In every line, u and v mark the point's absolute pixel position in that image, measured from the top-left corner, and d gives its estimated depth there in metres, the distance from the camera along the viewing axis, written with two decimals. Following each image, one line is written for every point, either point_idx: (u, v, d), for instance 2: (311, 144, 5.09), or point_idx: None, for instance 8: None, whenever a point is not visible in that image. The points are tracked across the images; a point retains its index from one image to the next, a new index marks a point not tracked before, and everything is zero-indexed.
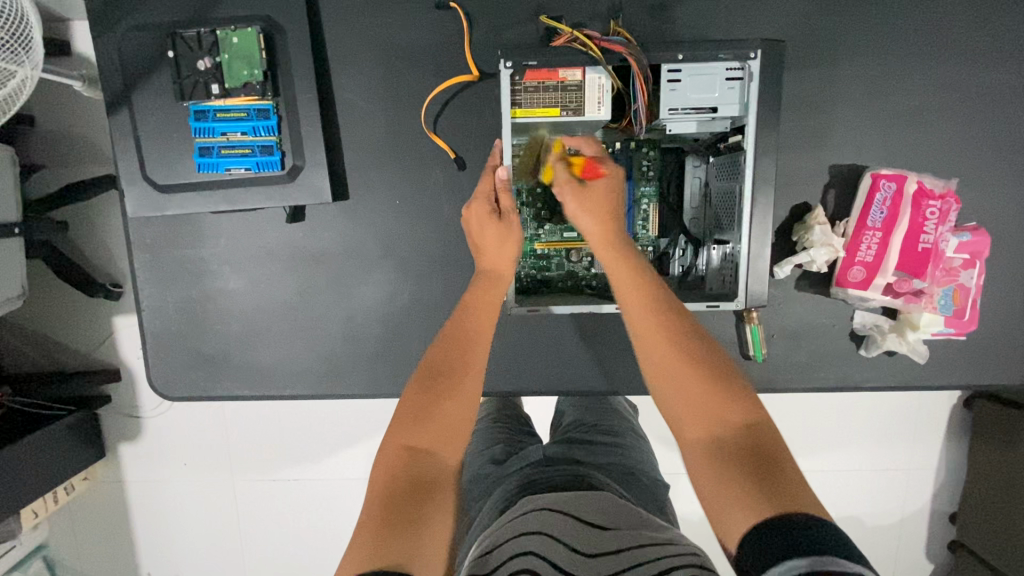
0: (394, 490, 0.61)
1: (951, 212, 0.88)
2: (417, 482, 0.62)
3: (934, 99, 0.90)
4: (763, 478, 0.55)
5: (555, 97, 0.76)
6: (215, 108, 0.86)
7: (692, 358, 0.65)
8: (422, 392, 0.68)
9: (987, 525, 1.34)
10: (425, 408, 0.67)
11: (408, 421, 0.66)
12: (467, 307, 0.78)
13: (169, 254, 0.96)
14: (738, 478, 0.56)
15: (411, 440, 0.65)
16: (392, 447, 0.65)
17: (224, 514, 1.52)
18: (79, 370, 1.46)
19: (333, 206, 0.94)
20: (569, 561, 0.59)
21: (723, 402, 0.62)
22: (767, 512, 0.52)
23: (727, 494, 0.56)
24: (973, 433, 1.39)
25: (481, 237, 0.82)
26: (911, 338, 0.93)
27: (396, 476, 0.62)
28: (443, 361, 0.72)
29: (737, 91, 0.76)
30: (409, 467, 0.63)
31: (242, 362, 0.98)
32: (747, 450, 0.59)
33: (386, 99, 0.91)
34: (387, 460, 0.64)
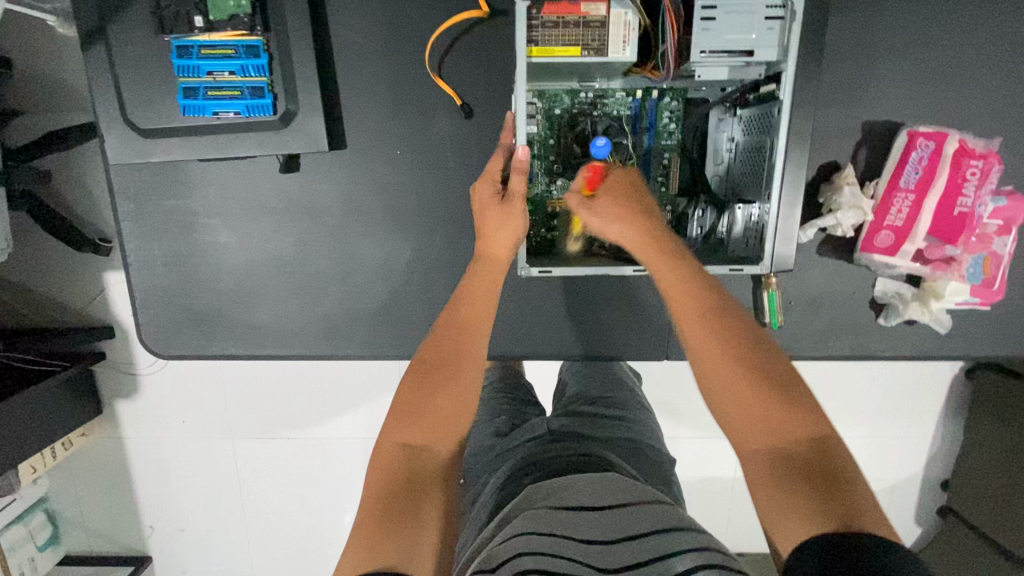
0: (388, 486, 0.61)
1: (993, 173, 0.82)
2: (411, 477, 0.62)
3: (982, 50, 0.83)
4: (826, 491, 0.53)
5: (575, 35, 0.69)
6: (199, 44, 0.78)
7: (747, 365, 0.62)
8: (415, 387, 0.69)
9: (981, 494, 1.35)
10: (419, 402, 0.68)
11: (403, 417, 0.67)
12: (465, 289, 0.77)
13: (156, 205, 0.90)
14: (797, 490, 0.54)
15: (406, 436, 0.66)
16: (386, 444, 0.65)
17: (223, 473, 1.52)
18: (70, 326, 1.42)
19: (330, 156, 0.88)
20: (584, 553, 0.57)
21: (779, 406, 0.60)
22: (828, 525, 0.50)
23: (785, 505, 0.54)
24: (976, 404, 1.39)
25: (481, 219, 0.79)
26: (934, 307, 0.89)
27: (389, 473, 0.62)
28: (438, 353, 0.72)
29: (776, 33, 0.68)
30: (404, 463, 0.63)
31: (236, 320, 0.94)
32: (809, 460, 0.56)
33: (387, 38, 0.83)
34: (382, 457, 0.64)
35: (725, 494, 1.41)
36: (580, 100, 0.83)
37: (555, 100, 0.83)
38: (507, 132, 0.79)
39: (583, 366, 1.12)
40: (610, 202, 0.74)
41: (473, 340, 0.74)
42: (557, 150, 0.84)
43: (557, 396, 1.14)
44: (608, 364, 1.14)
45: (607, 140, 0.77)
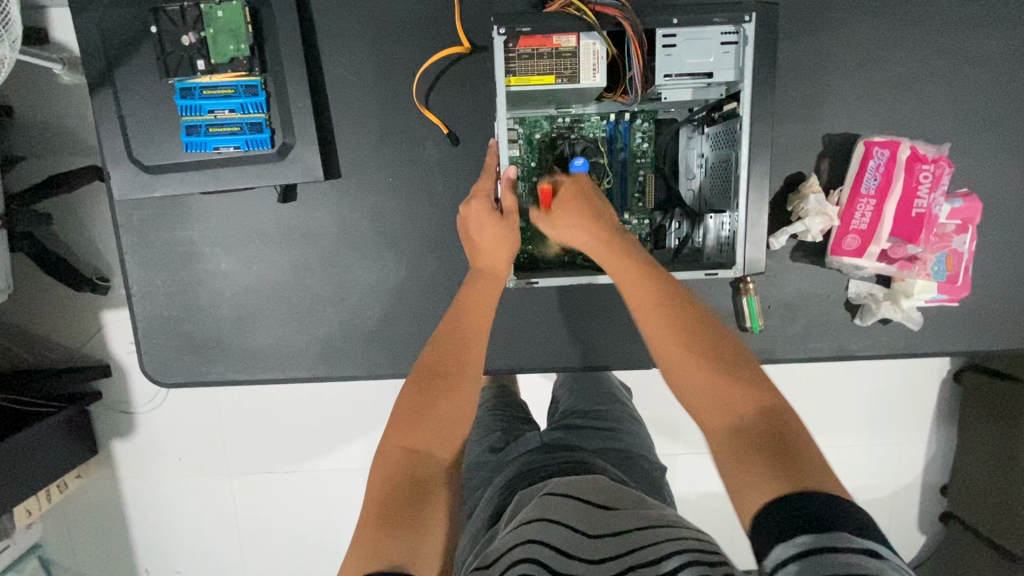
0: (391, 489, 0.63)
1: (944, 177, 0.88)
2: (413, 481, 0.64)
3: (925, 66, 0.90)
4: (778, 456, 0.56)
5: (548, 65, 0.75)
6: (202, 85, 0.84)
7: (707, 348, 0.66)
8: (421, 393, 0.71)
9: (979, 495, 1.37)
10: (424, 408, 0.70)
11: (406, 422, 0.69)
12: (460, 305, 0.81)
13: (157, 238, 0.94)
14: (753, 458, 0.56)
15: (408, 440, 0.68)
16: (390, 446, 0.68)
17: (222, 508, 1.51)
18: (68, 365, 1.44)
19: (325, 184, 0.93)
20: (579, 544, 0.59)
21: (732, 381, 0.63)
22: (782, 489, 0.52)
23: (742, 474, 0.56)
24: (964, 404, 1.42)
25: (476, 233, 0.84)
26: (905, 305, 0.94)
27: (392, 475, 0.65)
28: (442, 361, 0.75)
29: (732, 56, 0.75)
30: (407, 468, 0.65)
31: (236, 346, 0.97)
32: (762, 431, 0.59)
33: (376, 75, 0.89)
34: (385, 458, 0.67)
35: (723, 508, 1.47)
36: (558, 125, 0.89)
37: (535, 125, 0.89)
38: (491, 157, 0.86)
39: (574, 382, 1.15)
40: (557, 216, 0.81)
41: (470, 349, 0.77)
42: (538, 171, 0.90)
43: (550, 413, 1.17)
44: (599, 377, 1.17)
45: (584, 160, 0.83)
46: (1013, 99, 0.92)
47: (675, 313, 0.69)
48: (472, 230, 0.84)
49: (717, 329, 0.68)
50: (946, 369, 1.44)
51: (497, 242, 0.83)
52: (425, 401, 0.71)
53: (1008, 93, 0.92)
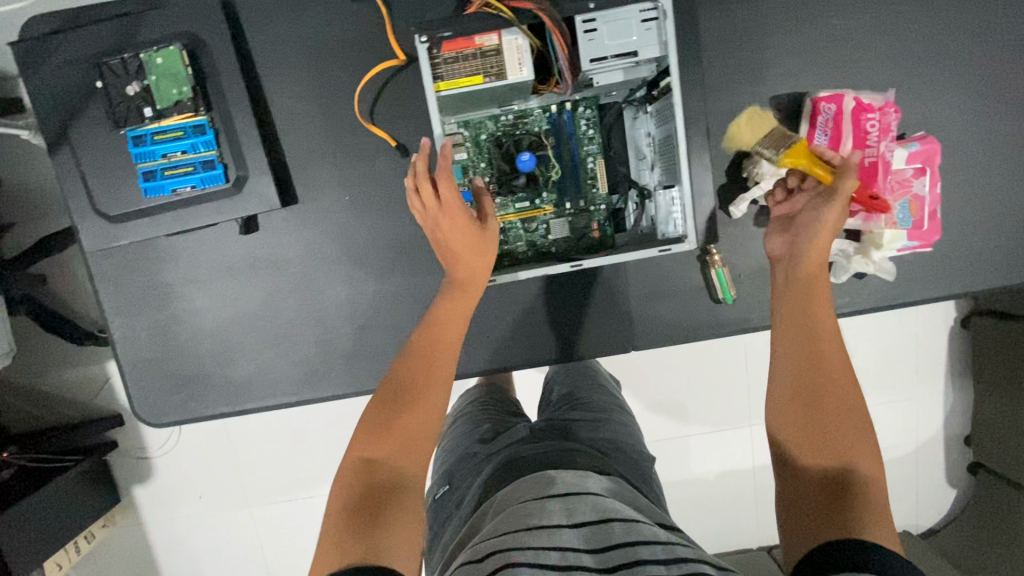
0: (352, 498, 0.66)
1: (892, 123, 0.88)
2: (373, 490, 0.66)
3: (861, 15, 0.90)
4: (841, 502, 0.59)
5: (475, 65, 0.74)
6: (151, 131, 0.86)
7: (816, 395, 0.67)
8: (382, 406, 0.73)
9: (1002, 441, 1.36)
10: (382, 421, 0.71)
11: (367, 433, 0.71)
12: (433, 318, 0.81)
13: (131, 284, 0.97)
14: (819, 500, 0.60)
15: (367, 451, 0.70)
16: (349, 458, 0.70)
17: (243, 541, 1.53)
18: (82, 419, 1.49)
19: (285, 211, 0.95)
20: (573, 539, 0.64)
21: (826, 418, 0.65)
22: (837, 533, 0.56)
23: (805, 509, 0.60)
24: (978, 349, 1.39)
25: (447, 242, 0.82)
26: (876, 257, 0.93)
27: (352, 485, 0.67)
28: (412, 373, 0.76)
29: (654, 32, 0.73)
30: (365, 477, 0.68)
31: (221, 379, 0.99)
32: (840, 483, 0.61)
33: (320, 98, 0.91)
34: (345, 470, 0.69)
35: (734, 484, 1.50)
36: (502, 123, 0.90)
37: (480, 126, 0.90)
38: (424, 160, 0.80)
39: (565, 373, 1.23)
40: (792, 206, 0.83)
41: (439, 362, 0.77)
42: (489, 170, 0.91)
43: (544, 403, 1.24)
44: (589, 368, 1.25)
45: (531, 154, 0.86)
46: (955, 35, 0.91)
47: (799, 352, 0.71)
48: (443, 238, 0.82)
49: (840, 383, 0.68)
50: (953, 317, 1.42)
51: (472, 249, 0.82)
52: (388, 414, 0.72)
53: (951, 31, 0.91)
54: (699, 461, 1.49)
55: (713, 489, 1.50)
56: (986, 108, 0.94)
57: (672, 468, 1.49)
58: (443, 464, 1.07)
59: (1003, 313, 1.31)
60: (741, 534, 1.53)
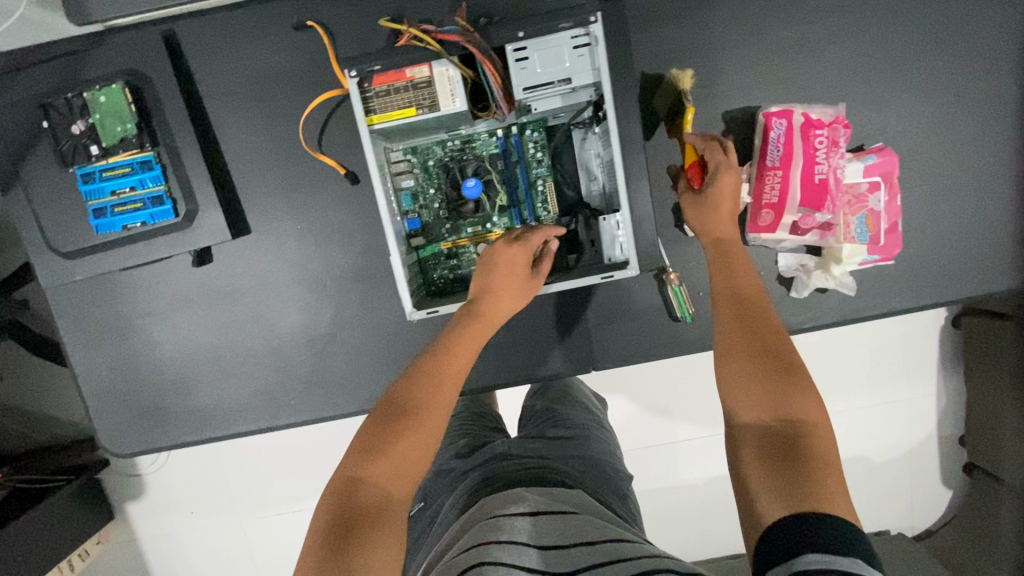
0: (338, 518, 0.63)
1: (841, 138, 0.87)
2: (355, 511, 0.64)
3: (812, 27, 0.88)
4: (796, 466, 0.57)
5: (407, 97, 0.74)
6: (99, 168, 0.86)
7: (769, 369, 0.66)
8: (379, 423, 0.71)
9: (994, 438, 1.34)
10: (378, 441, 0.69)
11: (360, 453, 0.69)
12: (445, 345, 0.79)
13: (91, 318, 0.97)
14: (775, 466, 0.58)
15: (357, 471, 0.67)
16: (337, 476, 0.68)
17: (231, 557, 1.55)
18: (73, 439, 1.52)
19: (238, 242, 0.95)
20: (538, 560, 0.64)
21: (779, 388, 0.64)
22: (796, 500, 0.54)
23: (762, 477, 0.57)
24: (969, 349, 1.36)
25: (493, 265, 0.82)
26: (836, 272, 0.92)
27: (339, 507, 0.64)
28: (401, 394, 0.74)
29: (587, 58, 0.73)
30: (349, 497, 0.65)
31: (184, 409, 1.00)
32: (792, 446, 0.59)
33: (268, 129, 0.91)
34: (332, 489, 0.67)
35: (716, 494, 1.49)
36: (449, 149, 0.90)
37: (427, 152, 0.90)
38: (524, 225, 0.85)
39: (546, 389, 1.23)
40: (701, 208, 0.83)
41: (442, 389, 0.75)
42: (439, 196, 0.91)
43: (523, 419, 1.23)
44: (570, 385, 1.25)
45: (477, 181, 0.85)
46: (910, 43, 0.89)
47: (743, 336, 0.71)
48: (492, 265, 0.82)
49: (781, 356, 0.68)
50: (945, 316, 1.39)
51: (509, 292, 0.82)
52: (380, 434, 0.70)
53: (904, 39, 0.89)
54: (681, 472, 1.48)
55: (696, 499, 1.49)
56: (945, 116, 0.91)
57: (654, 478, 1.49)
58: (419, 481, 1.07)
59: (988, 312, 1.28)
60: (725, 543, 1.52)
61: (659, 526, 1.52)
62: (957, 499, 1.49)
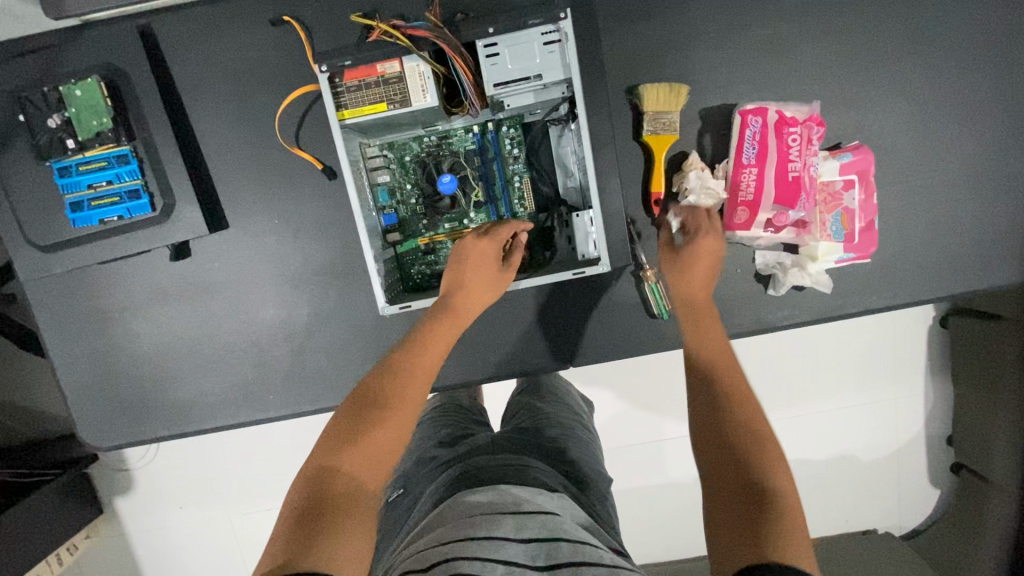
0: (312, 506, 0.61)
1: (816, 136, 0.87)
2: (326, 498, 0.62)
3: (788, 25, 0.89)
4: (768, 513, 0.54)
5: (378, 92, 0.74)
6: (76, 162, 0.87)
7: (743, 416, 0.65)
8: (357, 414, 0.70)
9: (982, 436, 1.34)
10: (356, 432, 0.68)
11: (335, 440, 0.68)
12: (420, 340, 0.79)
13: (70, 311, 0.98)
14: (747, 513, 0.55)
15: (332, 460, 0.66)
16: (309, 467, 0.66)
17: (217, 551, 1.56)
18: (62, 433, 1.53)
19: (216, 236, 0.95)
20: (519, 556, 0.67)
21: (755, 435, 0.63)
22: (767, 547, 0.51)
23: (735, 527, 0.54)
24: (957, 348, 1.36)
25: (466, 260, 0.83)
26: (812, 269, 0.92)
27: (311, 495, 0.62)
28: (381, 388, 0.73)
29: (557, 55, 0.73)
30: (324, 485, 0.64)
31: (163, 403, 1.00)
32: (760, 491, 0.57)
33: (245, 123, 0.91)
34: (304, 478, 0.65)
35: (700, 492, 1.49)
36: (426, 144, 0.90)
37: (404, 148, 0.90)
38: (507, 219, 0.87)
39: (533, 386, 1.24)
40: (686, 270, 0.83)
41: (418, 381, 0.75)
42: (416, 192, 0.91)
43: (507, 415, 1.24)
44: (556, 384, 1.26)
45: (452, 176, 0.86)
46: (886, 41, 0.89)
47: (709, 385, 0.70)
48: (465, 260, 0.83)
49: (740, 400, 0.67)
50: (932, 317, 1.39)
51: (482, 287, 0.83)
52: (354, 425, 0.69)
53: (880, 38, 0.89)
54: (666, 469, 1.48)
55: (680, 497, 1.50)
56: (922, 115, 0.91)
57: (637, 475, 1.49)
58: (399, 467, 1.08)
59: (981, 313, 1.28)
60: None
61: (643, 523, 1.52)
62: (941, 499, 1.49)
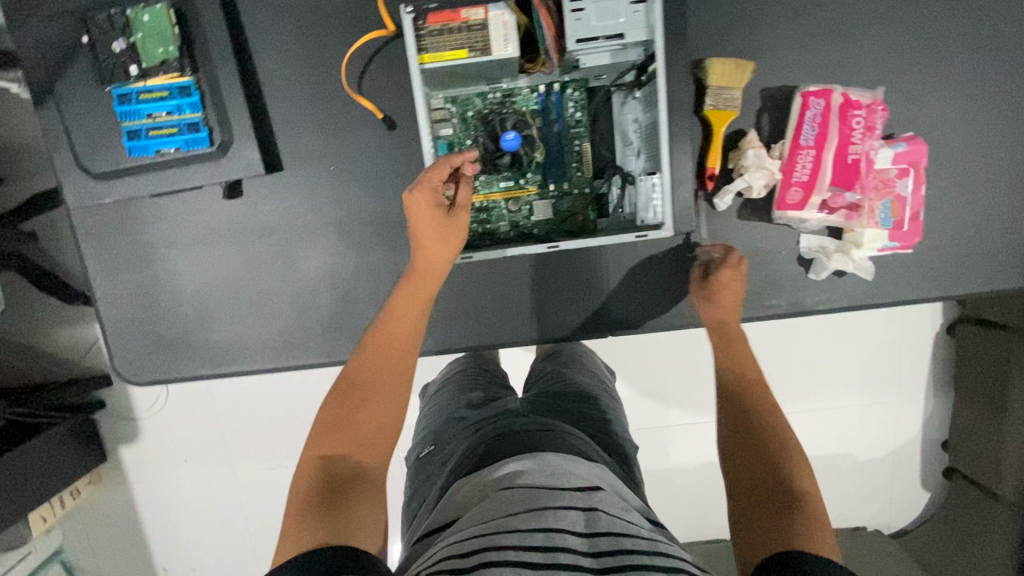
0: (314, 492, 0.63)
1: (879, 121, 0.89)
2: (330, 484, 0.64)
3: (856, 10, 0.90)
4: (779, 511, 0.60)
5: (460, 39, 0.75)
6: (137, 90, 0.86)
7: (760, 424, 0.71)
8: (338, 403, 0.71)
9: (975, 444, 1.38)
10: (340, 418, 0.70)
11: (323, 429, 0.69)
12: (388, 311, 0.79)
13: (115, 243, 0.97)
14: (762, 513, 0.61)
15: (323, 449, 0.68)
16: (304, 458, 0.68)
17: (225, 503, 1.56)
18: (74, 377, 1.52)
19: (269, 178, 0.95)
20: (562, 524, 0.62)
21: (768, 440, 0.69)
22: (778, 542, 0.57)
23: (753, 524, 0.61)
24: (961, 355, 1.39)
25: (413, 219, 0.81)
26: (856, 255, 0.94)
27: (310, 483, 0.64)
28: (361, 371, 0.74)
29: (642, 15, 0.76)
30: (320, 473, 0.66)
31: (202, 342, 1.00)
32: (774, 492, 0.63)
33: (308, 65, 0.91)
34: (300, 470, 0.67)
35: (708, 475, 1.52)
36: (490, 101, 0.90)
37: (467, 103, 0.90)
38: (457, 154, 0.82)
39: (556, 354, 1.23)
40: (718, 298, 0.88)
41: (399, 354, 0.76)
42: (474, 148, 0.91)
43: (531, 381, 1.24)
44: (579, 352, 1.25)
45: (516, 133, 0.86)
46: (950, 35, 0.91)
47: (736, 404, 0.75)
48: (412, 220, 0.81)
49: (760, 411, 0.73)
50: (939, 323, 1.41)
51: (432, 240, 0.81)
52: (346, 410, 0.71)
53: (945, 31, 0.90)
54: (678, 451, 1.51)
55: (689, 479, 1.53)
56: (977, 111, 0.93)
57: (649, 455, 1.52)
58: (427, 427, 1.07)
59: (985, 322, 1.31)
60: (713, 523, 1.56)
61: (650, 502, 1.55)
62: (939, 498, 1.53)
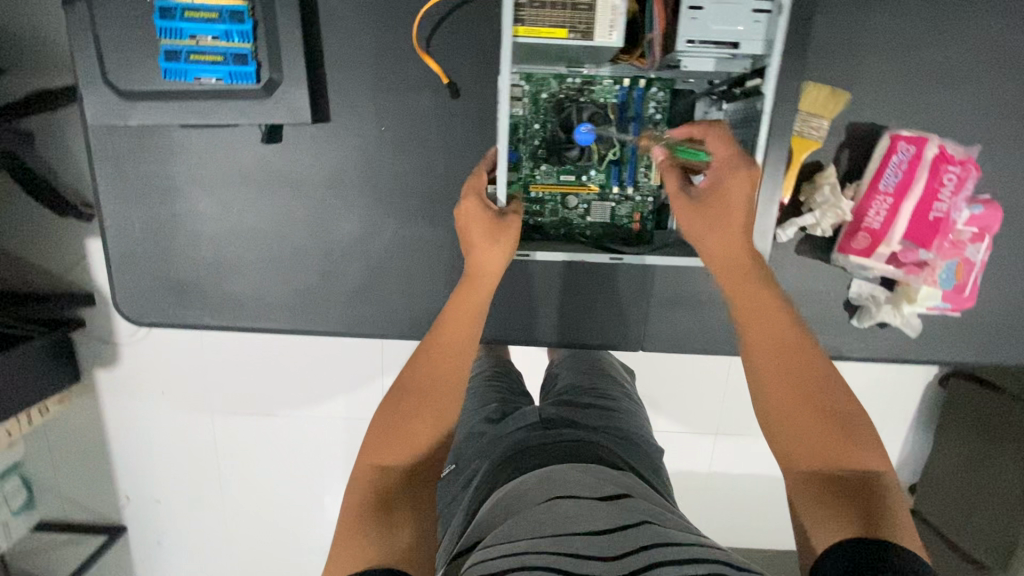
0: (368, 502, 0.64)
1: (969, 181, 0.85)
2: (382, 494, 0.65)
3: (964, 58, 0.85)
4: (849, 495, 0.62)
5: (562, 17, 0.67)
6: (183, 6, 0.77)
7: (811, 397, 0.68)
8: (391, 410, 0.72)
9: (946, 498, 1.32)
10: (393, 426, 0.70)
11: (377, 438, 0.69)
12: (441, 321, 0.77)
13: (134, 169, 0.89)
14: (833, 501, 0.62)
15: (377, 458, 0.68)
16: (359, 467, 0.69)
17: (203, 446, 1.52)
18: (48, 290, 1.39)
19: (313, 128, 0.87)
20: (591, 543, 0.57)
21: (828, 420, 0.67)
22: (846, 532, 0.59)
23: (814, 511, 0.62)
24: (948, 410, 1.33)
25: (467, 234, 0.79)
26: (906, 311, 0.90)
27: (366, 494, 0.65)
28: (414, 379, 0.74)
29: (763, 26, 0.70)
30: (376, 484, 0.66)
31: (214, 291, 0.93)
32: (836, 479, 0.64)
33: (376, 13, 0.83)
34: (356, 480, 0.67)
35: (695, 492, 1.51)
36: (568, 85, 0.83)
37: (543, 83, 0.83)
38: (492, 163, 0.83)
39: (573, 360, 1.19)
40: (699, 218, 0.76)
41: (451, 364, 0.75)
42: (542, 135, 0.84)
43: (546, 387, 1.20)
44: (598, 358, 1.20)
45: (592, 128, 0.80)
46: None
47: (776, 377, 0.70)
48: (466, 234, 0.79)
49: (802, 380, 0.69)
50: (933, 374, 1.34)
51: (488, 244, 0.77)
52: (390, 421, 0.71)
53: None
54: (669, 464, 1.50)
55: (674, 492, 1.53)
56: None
57: None
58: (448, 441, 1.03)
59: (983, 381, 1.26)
60: None
61: None
62: None
